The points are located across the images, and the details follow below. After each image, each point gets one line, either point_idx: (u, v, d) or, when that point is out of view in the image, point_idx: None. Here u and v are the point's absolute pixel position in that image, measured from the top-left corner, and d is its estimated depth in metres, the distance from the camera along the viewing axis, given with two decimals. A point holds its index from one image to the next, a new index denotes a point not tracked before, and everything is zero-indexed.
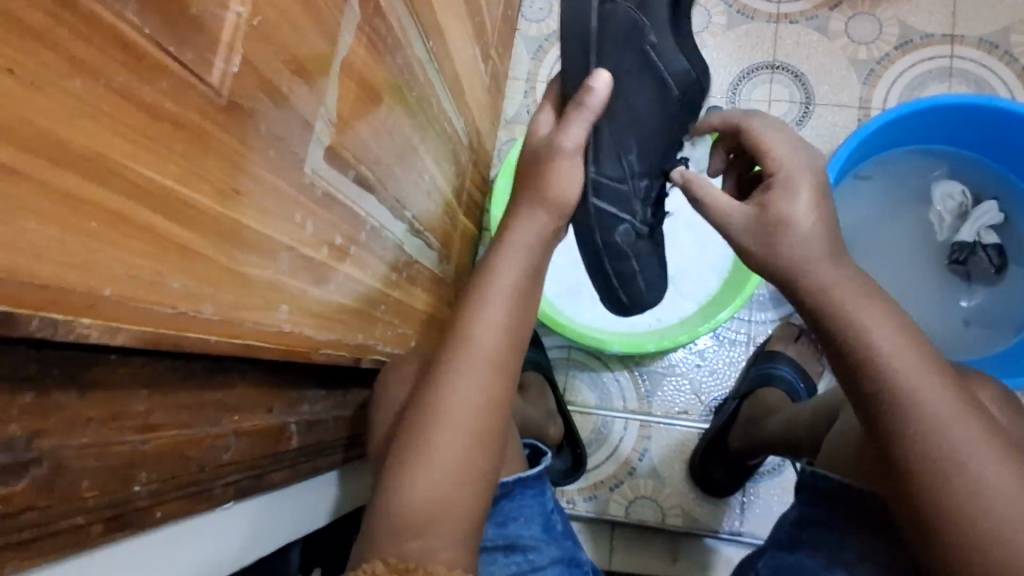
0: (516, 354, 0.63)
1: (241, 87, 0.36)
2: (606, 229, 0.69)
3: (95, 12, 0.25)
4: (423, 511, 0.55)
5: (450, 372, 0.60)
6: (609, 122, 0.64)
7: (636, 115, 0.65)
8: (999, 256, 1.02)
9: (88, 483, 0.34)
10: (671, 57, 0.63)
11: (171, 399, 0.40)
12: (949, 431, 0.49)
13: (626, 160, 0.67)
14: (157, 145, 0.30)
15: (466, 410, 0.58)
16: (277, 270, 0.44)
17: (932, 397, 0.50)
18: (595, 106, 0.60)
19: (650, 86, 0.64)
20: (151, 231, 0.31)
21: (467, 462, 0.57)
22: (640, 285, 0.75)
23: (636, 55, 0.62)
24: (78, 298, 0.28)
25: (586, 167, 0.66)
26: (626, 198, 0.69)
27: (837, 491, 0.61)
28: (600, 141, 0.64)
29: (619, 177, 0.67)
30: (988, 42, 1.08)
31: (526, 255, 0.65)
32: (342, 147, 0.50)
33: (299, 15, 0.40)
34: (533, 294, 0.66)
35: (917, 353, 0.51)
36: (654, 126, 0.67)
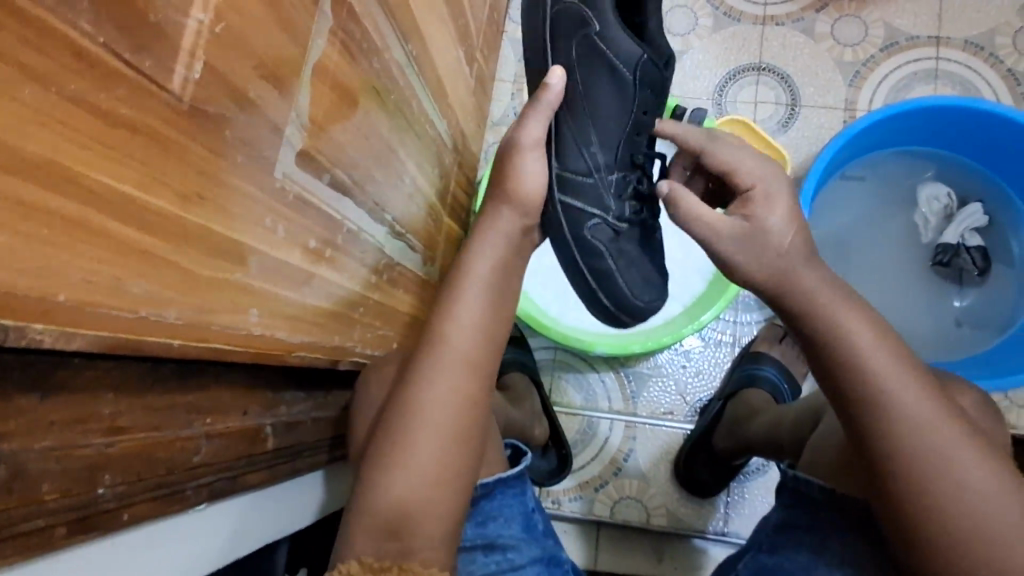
0: (493, 355, 0.64)
1: (205, 93, 0.36)
2: (574, 223, 0.70)
3: (44, 22, 0.25)
4: (401, 512, 0.55)
5: (427, 373, 0.60)
6: (566, 116, 0.67)
7: (594, 108, 0.67)
8: (983, 259, 1.02)
9: (49, 485, 0.34)
10: (620, 43, 0.65)
11: (139, 401, 0.40)
12: (921, 433, 0.49)
13: (589, 153, 0.68)
14: (114, 151, 0.30)
15: (442, 409, 0.59)
16: (247, 273, 0.44)
17: (905, 398, 0.50)
18: (552, 101, 0.63)
19: (608, 81, 0.66)
20: (110, 237, 0.31)
21: (445, 463, 0.58)
22: (621, 286, 0.73)
23: (589, 50, 0.65)
24: (29, 304, 0.28)
25: (549, 164, 0.68)
26: (594, 192, 0.69)
27: (817, 494, 0.62)
28: (560, 137, 0.67)
29: (583, 171, 0.68)
30: (973, 44, 1.08)
31: (503, 257, 0.66)
32: (316, 150, 0.51)
33: (266, 20, 0.40)
34: (510, 296, 0.66)
35: (891, 355, 0.52)
36: (617, 118, 0.68)
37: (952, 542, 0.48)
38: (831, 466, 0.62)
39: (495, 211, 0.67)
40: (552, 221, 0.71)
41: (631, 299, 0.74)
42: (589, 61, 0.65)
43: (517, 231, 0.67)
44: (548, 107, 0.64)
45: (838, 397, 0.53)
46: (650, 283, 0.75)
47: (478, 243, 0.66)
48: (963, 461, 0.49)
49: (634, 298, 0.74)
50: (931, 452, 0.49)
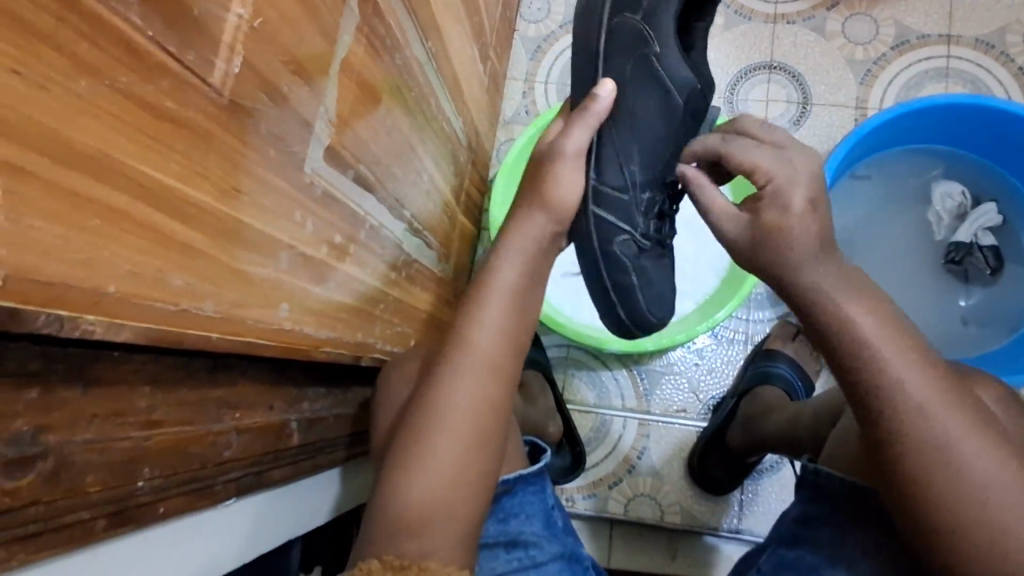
0: (515, 354, 0.64)
1: (242, 88, 0.36)
2: (604, 238, 0.69)
3: (98, 14, 0.26)
4: (419, 510, 0.55)
5: (446, 374, 0.60)
6: (610, 128, 0.65)
7: (641, 126, 0.66)
8: (996, 258, 1.02)
9: (92, 478, 0.34)
10: (676, 68, 0.64)
11: (172, 395, 0.40)
12: (935, 427, 0.49)
13: (628, 171, 0.67)
14: (159, 144, 0.31)
15: (463, 412, 0.59)
16: (278, 268, 0.44)
17: (920, 394, 0.50)
18: (599, 113, 0.62)
19: (654, 96, 0.65)
20: (153, 230, 0.31)
21: (464, 463, 0.58)
22: (639, 302, 0.73)
23: (639, 63, 0.64)
24: (80, 295, 0.28)
25: (587, 176, 0.67)
26: (628, 209, 0.68)
27: (837, 487, 0.62)
28: (601, 149, 0.66)
29: (620, 187, 0.67)
30: (984, 43, 1.09)
31: (520, 254, 0.66)
32: (341, 146, 0.51)
33: (297, 15, 0.40)
34: (532, 293, 0.66)
35: (905, 351, 0.51)
36: (660, 139, 0.67)
37: (970, 536, 0.48)
38: (853, 461, 0.62)
39: (515, 207, 0.67)
40: (582, 233, 0.70)
41: (646, 316, 0.74)
42: (640, 78, 0.64)
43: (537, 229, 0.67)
44: (595, 118, 0.63)
45: (852, 390, 0.52)
46: (664, 301, 0.75)
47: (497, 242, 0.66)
48: (985, 457, 0.49)
49: (650, 316, 0.74)
50: (952, 447, 0.49)
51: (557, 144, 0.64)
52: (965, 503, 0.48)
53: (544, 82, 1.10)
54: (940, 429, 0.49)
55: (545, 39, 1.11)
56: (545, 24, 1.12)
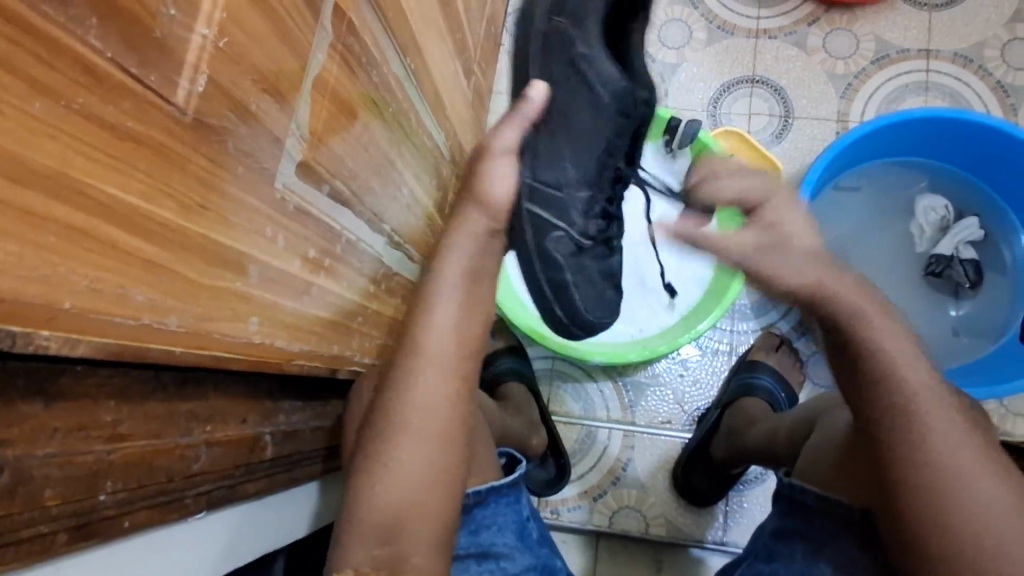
0: (476, 352, 0.63)
1: (209, 105, 0.37)
2: (539, 234, 0.73)
3: (54, 37, 0.26)
4: (390, 515, 0.56)
5: (406, 379, 0.59)
6: (541, 128, 0.68)
7: (571, 127, 0.69)
8: (975, 272, 1.03)
9: (53, 491, 0.34)
10: (603, 70, 0.67)
11: (140, 409, 0.41)
12: (930, 437, 0.52)
13: (562, 170, 0.71)
14: (121, 162, 0.31)
15: (428, 418, 0.59)
16: (248, 282, 0.45)
17: (922, 403, 0.53)
18: (529, 112, 0.65)
19: (584, 97, 0.68)
20: (115, 248, 0.32)
21: (435, 467, 0.58)
22: (572, 296, 0.79)
23: (568, 64, 0.67)
24: (37, 311, 0.28)
25: (522, 174, 0.70)
26: (563, 206, 0.72)
27: (813, 502, 0.62)
28: (534, 149, 0.70)
29: (553, 184, 0.71)
30: (963, 57, 1.10)
31: (475, 257, 0.65)
32: (316, 162, 0.51)
33: (267, 36, 0.41)
34: (480, 296, 0.65)
35: (914, 363, 0.55)
36: (591, 140, 0.70)
37: (946, 540, 0.50)
38: (830, 472, 0.63)
39: (464, 209, 0.66)
40: (518, 227, 0.73)
41: (580, 312, 0.80)
42: (573, 81, 0.68)
43: (487, 231, 0.66)
44: (524, 119, 0.65)
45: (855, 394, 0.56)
46: (597, 298, 0.81)
47: (451, 243, 0.65)
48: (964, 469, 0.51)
49: (585, 313, 0.80)
50: (939, 457, 0.51)
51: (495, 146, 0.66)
52: (955, 512, 0.50)
53: None
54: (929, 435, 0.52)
55: None
56: None
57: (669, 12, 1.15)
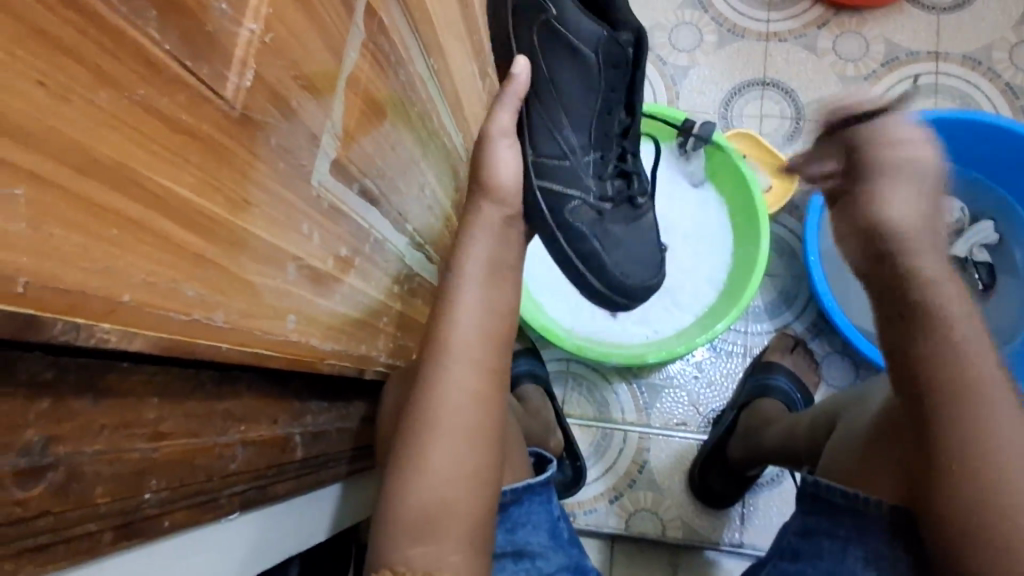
0: (500, 351, 0.63)
1: (254, 100, 0.37)
2: (555, 209, 0.70)
3: (119, 27, 0.26)
4: (421, 512, 0.55)
5: (431, 372, 0.60)
6: (534, 102, 0.66)
7: (560, 90, 0.65)
8: (988, 275, 1.05)
9: (101, 489, 0.34)
10: (581, 24, 0.62)
11: (181, 407, 0.40)
12: (994, 427, 0.53)
13: (563, 139, 0.68)
14: (175, 155, 0.31)
15: (454, 412, 0.58)
16: (285, 279, 0.45)
17: (983, 390, 0.54)
18: (518, 90, 0.63)
19: (568, 61, 0.63)
20: (167, 240, 0.32)
21: (465, 462, 0.58)
22: (608, 265, 0.75)
23: (540, 28, 0.62)
24: (98, 303, 0.28)
25: (523, 152, 0.68)
26: (573, 173, 0.70)
27: (838, 500, 0.62)
28: (531, 123, 0.67)
29: (557, 155, 0.68)
30: (973, 59, 1.11)
31: (493, 253, 0.65)
32: (347, 159, 0.51)
33: (308, 32, 0.41)
34: (500, 297, 0.65)
35: (980, 360, 0.55)
36: (586, 101, 0.66)
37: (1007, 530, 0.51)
38: (851, 468, 0.64)
39: (475, 205, 0.66)
40: (534, 209, 0.71)
41: (620, 279, 0.77)
42: (551, 47, 0.62)
43: (501, 219, 0.66)
44: (514, 96, 0.63)
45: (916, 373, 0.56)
46: (637, 262, 0.78)
47: (467, 239, 0.65)
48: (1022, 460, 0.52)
49: (623, 278, 0.77)
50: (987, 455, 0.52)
51: (492, 131, 0.65)
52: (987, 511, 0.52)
53: None
54: (986, 426, 0.53)
55: None
56: None
57: (680, 15, 1.15)
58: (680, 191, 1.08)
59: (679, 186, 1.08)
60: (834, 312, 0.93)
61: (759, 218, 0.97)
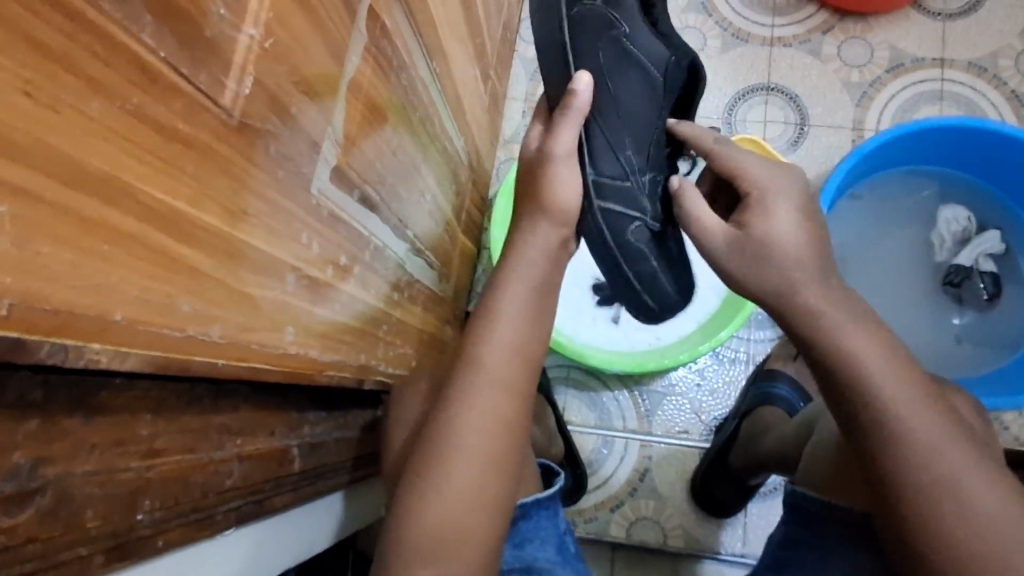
0: (529, 373, 0.62)
1: (253, 108, 0.36)
2: (614, 230, 0.66)
3: (112, 33, 0.25)
4: (437, 534, 0.54)
5: (463, 393, 0.59)
6: (596, 121, 0.62)
7: (622, 108, 0.62)
8: (993, 286, 1.03)
9: (92, 511, 0.33)
10: (650, 47, 0.61)
11: (176, 424, 0.39)
12: (932, 453, 0.48)
13: (625, 158, 0.64)
14: (171, 166, 0.30)
15: (483, 434, 0.57)
16: (284, 290, 0.44)
17: (910, 410, 0.49)
18: (582, 106, 0.59)
19: (635, 78, 0.61)
20: (162, 254, 0.30)
21: (485, 485, 0.56)
22: (667, 287, 0.70)
23: (610, 44, 0.60)
24: (90, 322, 0.27)
25: (583, 171, 0.64)
26: (632, 195, 0.65)
27: (813, 509, 0.61)
28: (592, 142, 0.63)
29: (618, 175, 0.64)
30: (978, 66, 1.10)
31: (540, 276, 0.64)
32: (348, 166, 0.50)
33: (309, 37, 0.40)
34: (539, 321, 0.64)
35: (898, 366, 0.51)
36: (649, 120, 0.64)
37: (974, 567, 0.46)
38: (825, 476, 0.62)
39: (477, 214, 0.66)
40: (592, 228, 0.67)
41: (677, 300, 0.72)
42: (618, 63, 0.60)
43: (558, 239, 0.65)
44: (579, 113, 0.60)
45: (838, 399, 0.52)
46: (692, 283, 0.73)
47: (512, 263, 0.64)
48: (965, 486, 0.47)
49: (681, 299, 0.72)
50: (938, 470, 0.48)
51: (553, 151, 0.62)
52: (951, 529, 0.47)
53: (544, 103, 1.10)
54: (922, 436, 0.49)
55: None
56: None
57: (684, 19, 1.14)
58: None
59: None
60: None
61: None
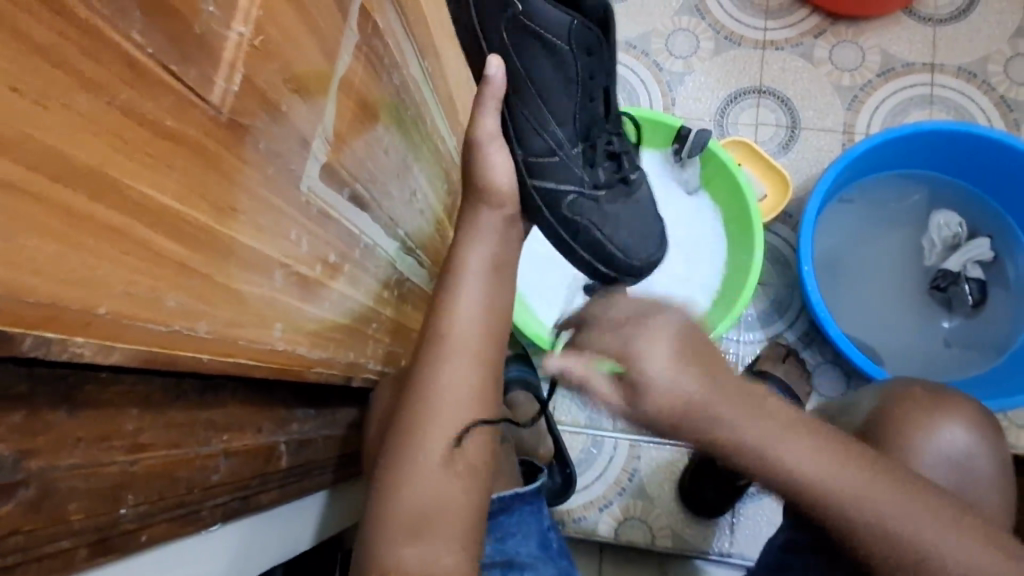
0: (495, 341, 0.63)
1: (242, 104, 0.36)
2: (553, 206, 0.71)
3: (99, 29, 0.25)
4: (416, 511, 0.54)
5: (429, 367, 0.59)
6: (514, 101, 0.64)
7: (538, 86, 0.63)
8: (979, 292, 1.04)
9: (75, 505, 0.33)
10: (550, 16, 0.59)
11: (162, 418, 0.39)
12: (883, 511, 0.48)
13: (548, 135, 0.67)
14: (158, 161, 0.30)
15: (452, 402, 0.58)
16: (273, 286, 0.44)
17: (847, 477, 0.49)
18: (496, 91, 0.62)
19: (542, 57, 0.61)
20: (148, 249, 0.30)
21: (465, 454, 0.57)
22: (615, 253, 0.76)
23: (512, 25, 0.59)
24: (74, 316, 0.27)
25: (512, 151, 0.68)
26: (564, 169, 0.70)
27: None
28: (514, 121, 0.66)
29: (545, 152, 0.68)
30: (967, 72, 1.11)
31: (494, 255, 0.65)
32: (338, 164, 0.50)
33: (300, 33, 0.40)
34: (502, 295, 0.65)
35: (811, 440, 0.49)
36: (566, 94, 0.65)
37: None
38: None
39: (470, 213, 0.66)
40: (533, 207, 0.72)
41: (628, 261, 0.77)
42: (524, 45, 0.60)
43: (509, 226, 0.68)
44: (494, 97, 0.62)
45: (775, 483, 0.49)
46: (641, 242, 0.77)
47: (466, 241, 0.65)
48: (917, 502, 0.49)
49: (630, 262, 0.77)
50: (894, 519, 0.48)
51: None
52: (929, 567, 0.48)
53: None
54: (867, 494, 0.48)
55: None
56: None
57: (677, 21, 1.15)
58: (675, 199, 1.07)
59: (673, 194, 1.07)
60: (828, 321, 0.91)
61: (753, 228, 0.96)
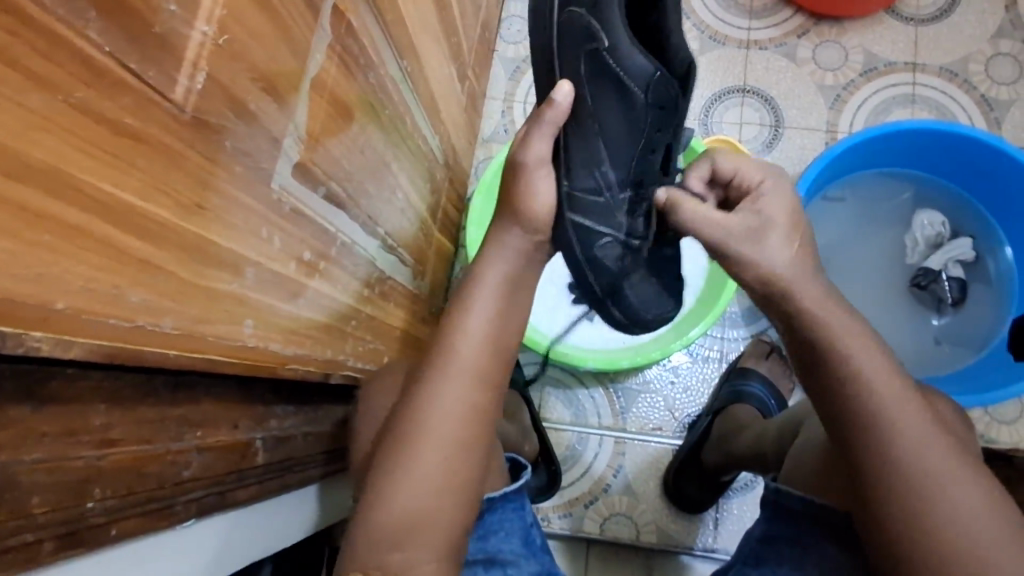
0: (502, 362, 0.62)
1: (207, 104, 0.36)
2: (585, 243, 0.67)
3: (56, 30, 0.26)
4: (402, 521, 0.55)
5: (431, 386, 0.59)
6: (572, 131, 0.62)
7: (600, 123, 0.62)
8: (959, 291, 1.05)
9: (38, 499, 0.33)
10: (632, 63, 0.59)
11: (131, 413, 0.40)
12: (920, 462, 0.49)
13: (599, 173, 0.64)
14: (119, 159, 0.30)
15: (449, 423, 0.58)
16: (244, 283, 0.44)
17: (906, 419, 0.50)
18: (556, 119, 0.59)
19: (615, 100, 0.61)
20: (109, 246, 0.31)
21: (457, 469, 0.57)
22: (631, 303, 0.72)
23: (588, 59, 0.59)
24: (29, 311, 0.28)
25: (559, 182, 0.64)
26: (606, 211, 0.66)
27: (797, 507, 0.62)
28: (568, 153, 0.63)
29: (592, 189, 0.65)
30: (949, 71, 1.12)
31: (513, 271, 0.64)
32: (311, 163, 0.51)
33: (267, 33, 0.41)
34: (516, 314, 0.64)
35: (892, 383, 0.51)
36: (626, 137, 0.63)
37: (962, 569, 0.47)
38: (817, 475, 0.62)
39: None
40: (563, 240, 0.67)
41: (641, 313, 0.73)
42: (599, 83, 0.60)
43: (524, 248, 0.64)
44: (552, 124, 0.59)
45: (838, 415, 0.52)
46: (662, 297, 0.73)
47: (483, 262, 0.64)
48: (955, 470, 0.49)
49: (647, 314, 0.73)
50: (924, 467, 0.49)
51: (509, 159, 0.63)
52: (947, 533, 0.48)
53: (523, 102, 1.10)
54: (916, 442, 0.49)
55: (523, 61, 1.11)
56: (523, 46, 1.12)
57: None
58: None
59: None
60: None
61: None
